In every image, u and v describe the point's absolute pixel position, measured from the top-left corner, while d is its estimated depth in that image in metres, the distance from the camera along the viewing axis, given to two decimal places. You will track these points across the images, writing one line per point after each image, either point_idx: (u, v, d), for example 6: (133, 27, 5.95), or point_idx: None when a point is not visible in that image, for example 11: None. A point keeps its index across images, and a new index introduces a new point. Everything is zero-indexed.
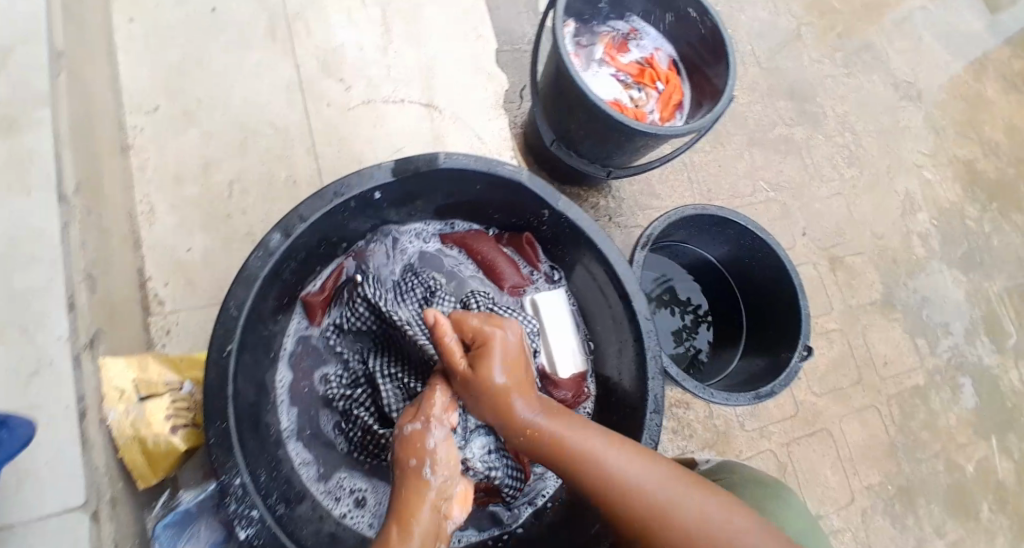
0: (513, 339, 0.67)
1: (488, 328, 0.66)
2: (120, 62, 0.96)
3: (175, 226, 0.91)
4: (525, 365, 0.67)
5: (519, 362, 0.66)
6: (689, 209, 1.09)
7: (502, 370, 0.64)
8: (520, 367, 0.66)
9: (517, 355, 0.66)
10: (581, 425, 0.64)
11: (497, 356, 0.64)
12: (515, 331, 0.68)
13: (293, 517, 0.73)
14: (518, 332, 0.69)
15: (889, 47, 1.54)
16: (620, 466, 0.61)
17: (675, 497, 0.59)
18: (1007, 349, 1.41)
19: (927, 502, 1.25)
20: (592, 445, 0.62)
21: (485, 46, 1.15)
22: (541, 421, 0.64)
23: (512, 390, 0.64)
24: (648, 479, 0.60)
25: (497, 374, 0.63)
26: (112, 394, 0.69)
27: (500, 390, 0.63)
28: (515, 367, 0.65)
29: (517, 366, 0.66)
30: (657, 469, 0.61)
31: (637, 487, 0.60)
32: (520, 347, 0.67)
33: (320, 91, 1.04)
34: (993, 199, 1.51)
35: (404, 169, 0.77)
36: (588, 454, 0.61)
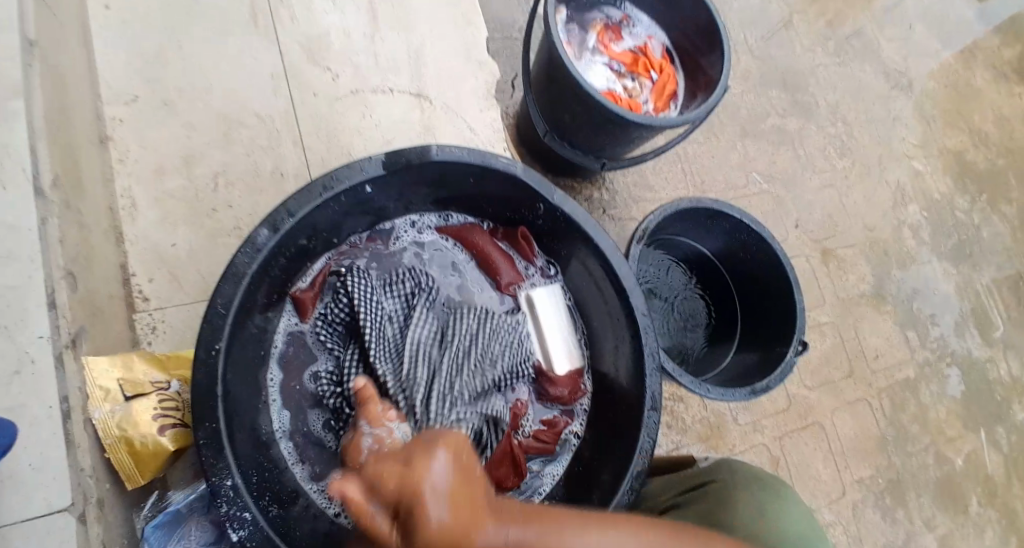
0: (447, 467, 0.47)
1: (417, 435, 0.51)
2: (98, 49, 0.93)
3: (159, 221, 0.89)
4: (476, 487, 0.48)
5: (466, 488, 0.47)
6: (683, 203, 1.08)
7: (443, 503, 0.45)
8: (469, 485, 0.48)
9: (461, 474, 0.47)
10: (562, 529, 0.46)
11: (432, 497, 0.45)
12: (443, 450, 0.48)
13: (286, 517, 0.71)
14: (456, 448, 0.49)
15: (881, 37, 1.53)
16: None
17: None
18: (995, 340, 1.42)
19: (917, 496, 1.25)
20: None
21: (475, 33, 1.13)
22: (513, 536, 0.45)
23: (467, 525, 0.45)
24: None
25: (436, 511, 0.45)
26: (97, 394, 0.66)
27: (449, 534, 0.44)
28: (458, 498, 0.46)
29: (463, 489, 0.47)
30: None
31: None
32: (461, 473, 0.47)
33: (306, 80, 1.01)
34: (982, 191, 1.51)
35: (395, 162, 0.75)
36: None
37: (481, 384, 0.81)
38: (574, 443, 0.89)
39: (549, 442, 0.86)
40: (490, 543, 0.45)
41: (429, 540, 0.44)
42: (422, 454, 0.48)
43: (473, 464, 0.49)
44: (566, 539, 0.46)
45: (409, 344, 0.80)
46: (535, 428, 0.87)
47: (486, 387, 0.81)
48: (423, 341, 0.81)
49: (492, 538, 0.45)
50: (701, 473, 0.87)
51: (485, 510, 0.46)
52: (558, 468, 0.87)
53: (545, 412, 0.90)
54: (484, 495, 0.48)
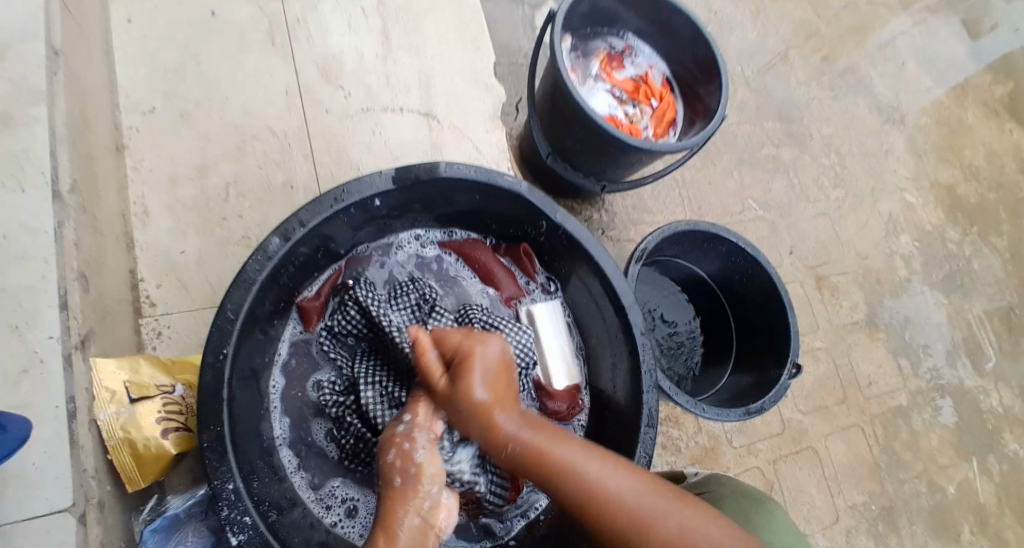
0: (495, 352, 0.67)
1: (468, 343, 0.67)
2: (117, 61, 0.96)
3: (169, 229, 0.90)
4: (509, 378, 0.67)
5: (500, 382, 0.65)
6: (681, 225, 1.10)
7: (484, 386, 0.64)
8: (499, 377, 0.66)
9: (501, 366, 0.67)
10: (560, 439, 0.62)
11: (478, 372, 0.64)
12: (496, 346, 0.68)
13: (284, 524, 0.71)
14: (504, 347, 0.69)
15: (874, 73, 1.58)
16: (599, 476, 0.59)
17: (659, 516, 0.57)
18: (986, 371, 1.43)
19: (909, 523, 1.26)
20: (569, 458, 0.60)
21: (484, 58, 1.16)
22: (524, 432, 0.62)
23: (491, 406, 0.63)
24: (625, 488, 0.59)
25: (476, 388, 0.63)
26: (103, 395, 0.67)
27: (479, 405, 0.63)
28: (497, 381, 0.65)
29: (499, 377, 0.66)
30: (640, 487, 0.59)
31: (620, 500, 0.58)
32: (502, 361, 0.67)
33: (319, 98, 1.04)
34: (972, 224, 1.54)
35: (404, 177, 0.77)
36: (567, 470, 0.59)
37: None
38: None
39: None
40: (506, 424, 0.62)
41: (466, 403, 0.63)
42: (480, 341, 0.68)
43: (509, 362, 0.68)
44: (560, 445, 0.62)
45: None
46: None
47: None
48: None
49: (509, 421, 0.63)
50: (691, 487, 0.88)
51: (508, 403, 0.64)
52: None
53: None
54: (509, 390, 0.66)
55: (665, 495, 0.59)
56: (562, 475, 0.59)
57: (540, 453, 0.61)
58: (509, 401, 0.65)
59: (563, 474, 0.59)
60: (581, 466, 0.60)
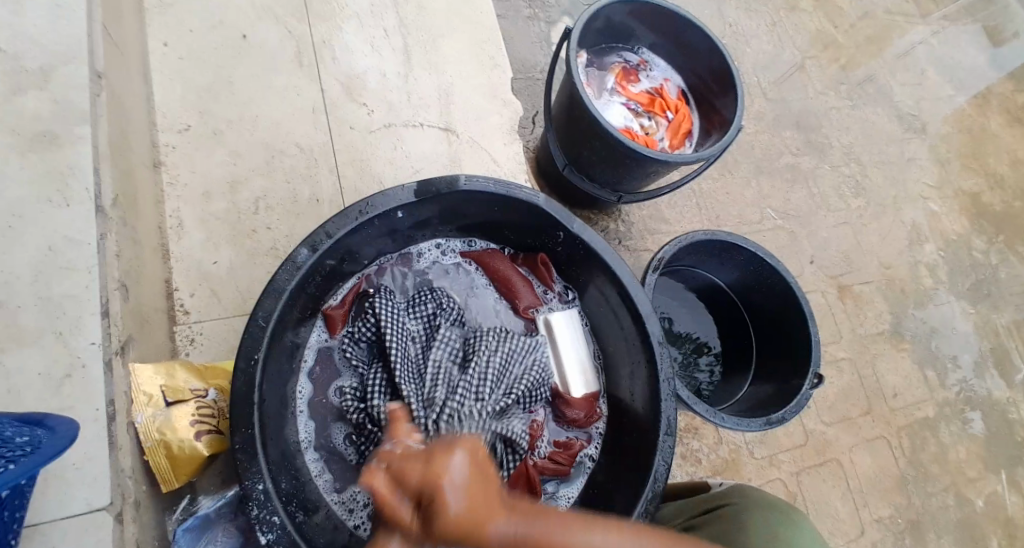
0: (463, 465, 0.51)
1: (433, 446, 0.53)
2: (155, 82, 1.00)
3: (202, 241, 0.94)
4: (490, 477, 0.52)
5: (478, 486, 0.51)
6: (699, 235, 1.11)
7: (458, 491, 0.50)
8: (477, 484, 0.51)
9: (477, 468, 0.52)
10: (571, 530, 0.49)
11: (451, 489, 0.50)
12: (459, 458, 0.52)
13: (310, 524, 0.74)
14: (473, 448, 0.53)
15: (895, 82, 1.58)
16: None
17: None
18: (1016, 383, 1.41)
19: (937, 537, 1.24)
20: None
21: (501, 74, 1.20)
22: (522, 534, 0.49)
23: (477, 517, 0.49)
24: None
25: (452, 503, 0.49)
26: (140, 398, 0.71)
27: (463, 527, 0.49)
28: (474, 487, 0.51)
29: (478, 480, 0.51)
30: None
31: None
32: (476, 466, 0.52)
33: (344, 116, 1.08)
34: (998, 232, 1.53)
35: (426, 190, 0.80)
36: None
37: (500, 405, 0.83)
38: (589, 466, 0.91)
39: (564, 464, 0.88)
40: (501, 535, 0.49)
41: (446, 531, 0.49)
42: (442, 452, 0.52)
43: (485, 456, 0.54)
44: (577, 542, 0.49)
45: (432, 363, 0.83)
46: (550, 450, 0.90)
47: (501, 408, 0.83)
48: (445, 361, 0.84)
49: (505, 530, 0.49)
50: (714, 498, 0.89)
51: (496, 502, 0.50)
52: (572, 491, 0.89)
53: (559, 433, 0.92)
54: (495, 487, 0.52)
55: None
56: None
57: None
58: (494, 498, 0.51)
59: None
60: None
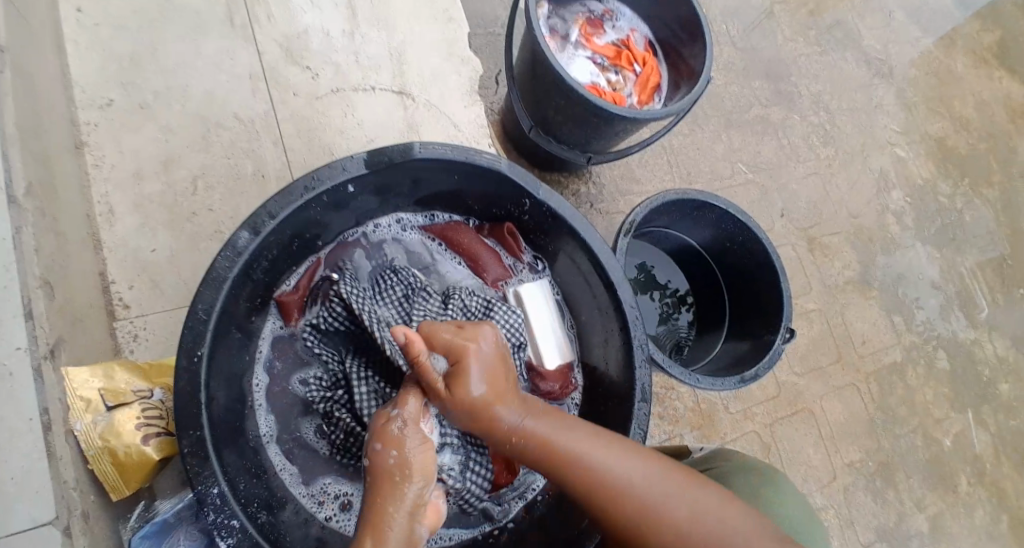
0: (490, 349, 0.62)
1: (461, 339, 0.61)
2: (71, 54, 0.91)
3: (138, 227, 0.87)
4: (506, 373, 0.63)
5: (497, 372, 0.62)
6: (669, 195, 1.07)
7: (480, 385, 0.60)
8: (499, 369, 0.62)
9: (497, 358, 0.63)
10: (564, 430, 0.62)
11: (474, 371, 0.60)
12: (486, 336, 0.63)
13: (275, 524, 0.71)
14: (497, 336, 0.64)
15: (862, 26, 1.54)
16: (604, 464, 0.60)
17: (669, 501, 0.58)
18: (980, 322, 1.43)
19: (906, 477, 1.26)
20: (576, 446, 0.61)
21: (457, 29, 1.12)
22: (526, 423, 0.62)
23: (491, 400, 0.61)
24: (634, 471, 0.60)
25: (474, 387, 0.60)
26: (78, 405, 0.65)
27: (476, 408, 0.60)
28: (493, 376, 0.61)
29: (497, 366, 0.62)
30: (653, 472, 0.60)
31: (623, 485, 0.59)
32: (497, 356, 0.62)
33: (284, 80, 1.00)
34: (964, 176, 1.53)
35: (377, 161, 0.74)
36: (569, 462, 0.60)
37: None
38: None
39: None
40: (506, 415, 0.61)
41: (462, 404, 0.60)
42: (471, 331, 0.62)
43: (507, 351, 0.65)
44: (562, 433, 0.62)
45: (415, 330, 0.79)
46: None
47: None
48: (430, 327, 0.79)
49: (516, 415, 0.62)
50: (697, 462, 0.88)
51: (505, 390, 0.62)
52: None
53: None
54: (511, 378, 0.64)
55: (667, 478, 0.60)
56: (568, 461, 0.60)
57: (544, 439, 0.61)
58: (509, 386, 0.63)
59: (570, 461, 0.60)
60: (589, 451, 0.60)
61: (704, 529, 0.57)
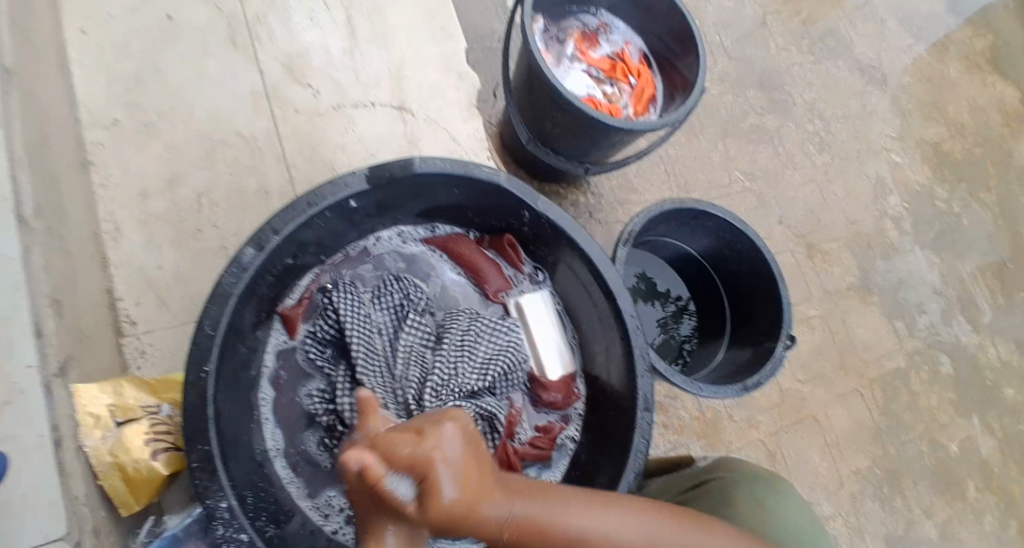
0: (457, 448, 0.44)
1: (423, 450, 0.42)
2: (77, 75, 0.93)
3: (144, 244, 0.89)
4: (479, 458, 0.46)
5: (473, 461, 0.45)
6: (668, 204, 1.08)
7: (455, 487, 0.43)
8: (472, 463, 0.45)
9: (468, 452, 0.45)
10: (568, 509, 0.47)
11: (446, 471, 0.43)
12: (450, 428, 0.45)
13: (283, 537, 0.71)
14: (461, 422, 0.46)
15: (854, 33, 1.56)
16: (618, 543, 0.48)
17: None
18: (982, 326, 1.44)
19: (914, 484, 1.27)
20: (586, 533, 0.47)
21: (455, 45, 1.14)
22: (522, 513, 0.46)
23: (475, 501, 0.44)
24: (654, 542, 0.49)
25: (448, 491, 0.43)
26: (88, 421, 0.66)
27: (456, 516, 0.43)
28: (471, 471, 0.44)
29: (470, 460, 0.45)
30: (670, 538, 0.50)
31: None
32: (469, 447, 0.45)
33: (287, 98, 1.02)
34: (960, 180, 1.54)
35: (378, 176, 0.76)
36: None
37: (473, 382, 0.80)
38: (571, 447, 0.89)
39: (545, 448, 0.87)
40: (499, 515, 0.45)
41: (439, 518, 0.43)
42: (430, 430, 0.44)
43: (475, 433, 0.46)
44: (565, 517, 0.47)
45: (403, 346, 0.81)
46: (530, 435, 0.88)
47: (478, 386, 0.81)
48: (417, 344, 0.82)
49: (513, 510, 0.46)
50: (700, 472, 0.88)
51: (491, 479, 0.46)
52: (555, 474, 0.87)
53: (540, 418, 0.91)
54: (489, 462, 0.47)
55: (687, 541, 0.50)
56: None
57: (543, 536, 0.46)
58: (487, 476, 0.46)
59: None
60: (601, 533, 0.47)
61: None
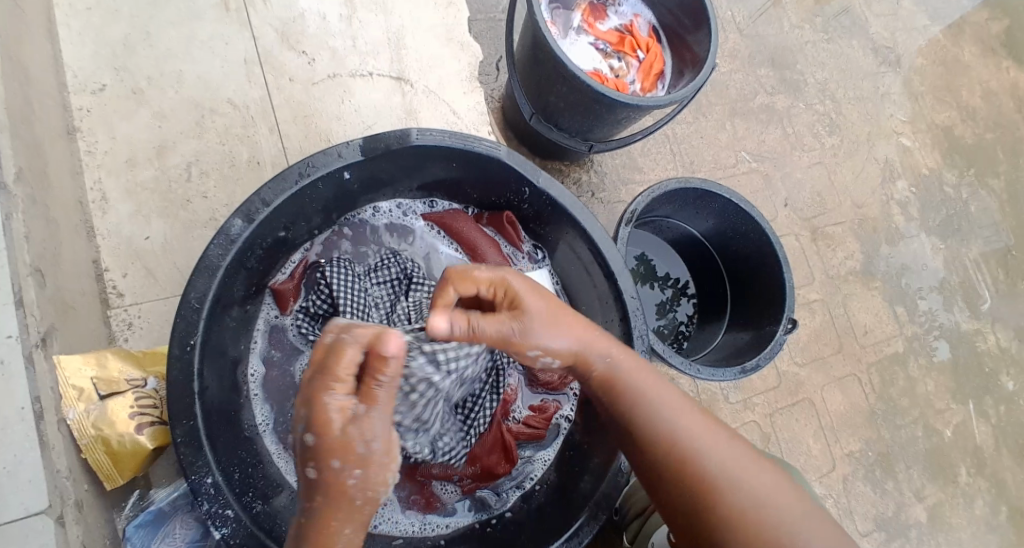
0: (545, 300, 0.66)
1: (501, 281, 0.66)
2: (63, 38, 0.90)
3: (131, 213, 0.86)
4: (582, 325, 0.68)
5: (572, 320, 0.67)
6: (672, 184, 1.05)
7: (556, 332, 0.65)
8: (560, 310, 0.67)
9: (558, 306, 0.67)
10: (646, 379, 0.67)
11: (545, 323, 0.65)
12: (523, 277, 0.67)
13: (270, 513, 0.70)
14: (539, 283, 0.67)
15: (869, 13, 1.51)
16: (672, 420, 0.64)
17: (737, 473, 0.61)
18: (984, 314, 1.42)
19: (907, 467, 1.26)
20: (656, 398, 0.66)
21: (457, 14, 1.10)
22: (612, 367, 0.67)
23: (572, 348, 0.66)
24: (706, 437, 0.63)
25: (549, 333, 0.65)
26: (71, 393, 0.65)
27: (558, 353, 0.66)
28: (572, 327, 0.67)
29: (567, 317, 0.67)
30: (720, 441, 0.63)
31: (691, 445, 0.63)
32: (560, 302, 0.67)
33: (281, 65, 0.99)
34: (970, 165, 1.50)
35: (374, 147, 0.73)
36: (637, 414, 0.65)
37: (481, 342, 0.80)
38: (566, 427, 0.87)
39: (539, 427, 0.86)
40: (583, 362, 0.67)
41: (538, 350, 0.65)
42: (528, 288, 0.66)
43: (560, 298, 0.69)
44: (642, 383, 0.67)
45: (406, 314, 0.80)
46: (525, 415, 0.88)
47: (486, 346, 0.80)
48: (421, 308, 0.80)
49: (602, 357, 0.67)
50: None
51: (590, 341, 0.67)
52: (549, 453, 0.86)
53: (535, 397, 0.89)
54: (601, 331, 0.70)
55: (740, 451, 0.63)
56: (638, 410, 0.65)
57: (618, 386, 0.67)
58: (590, 337, 0.67)
59: (640, 413, 0.65)
60: (659, 400, 0.65)
61: (766, 511, 0.59)
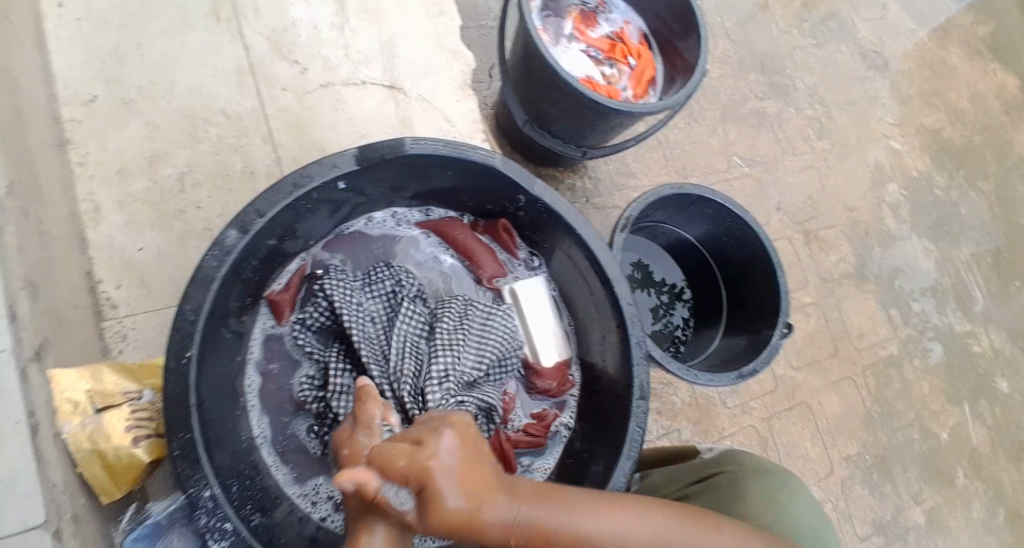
0: (456, 447, 0.48)
1: (420, 459, 0.46)
2: (54, 49, 0.90)
3: (124, 225, 0.86)
4: (480, 458, 0.49)
5: (475, 474, 0.47)
6: (666, 191, 1.05)
7: (459, 499, 0.46)
8: (468, 468, 0.47)
9: (468, 450, 0.48)
10: (572, 518, 0.47)
11: (445, 488, 0.46)
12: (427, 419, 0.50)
13: (269, 525, 0.70)
14: (457, 426, 0.50)
15: (857, 17, 1.53)
16: (625, 543, 0.47)
17: None
18: (976, 315, 1.43)
19: (903, 471, 1.26)
20: (594, 543, 0.47)
21: (448, 23, 1.11)
22: (524, 521, 0.47)
23: (477, 517, 0.46)
24: None
25: (455, 504, 0.45)
26: (66, 408, 0.64)
27: (460, 523, 0.46)
28: (469, 475, 0.47)
29: (468, 463, 0.48)
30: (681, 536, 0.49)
31: None
32: (466, 449, 0.48)
33: (275, 76, 0.99)
34: (959, 167, 1.52)
35: (369, 156, 0.73)
36: None
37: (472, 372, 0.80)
38: (566, 434, 0.88)
39: (539, 435, 0.85)
40: (504, 528, 0.46)
41: (444, 527, 0.46)
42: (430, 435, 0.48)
43: (473, 428, 0.51)
44: (570, 524, 0.47)
45: (399, 333, 0.79)
46: (525, 422, 0.87)
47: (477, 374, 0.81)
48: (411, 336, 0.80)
49: (504, 526, 0.46)
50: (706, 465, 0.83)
51: (491, 489, 0.48)
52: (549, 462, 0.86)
53: (534, 404, 0.89)
54: (490, 475, 0.48)
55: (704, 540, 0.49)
56: None
57: None
58: (487, 484, 0.48)
59: None
60: (602, 542, 0.47)
61: None
